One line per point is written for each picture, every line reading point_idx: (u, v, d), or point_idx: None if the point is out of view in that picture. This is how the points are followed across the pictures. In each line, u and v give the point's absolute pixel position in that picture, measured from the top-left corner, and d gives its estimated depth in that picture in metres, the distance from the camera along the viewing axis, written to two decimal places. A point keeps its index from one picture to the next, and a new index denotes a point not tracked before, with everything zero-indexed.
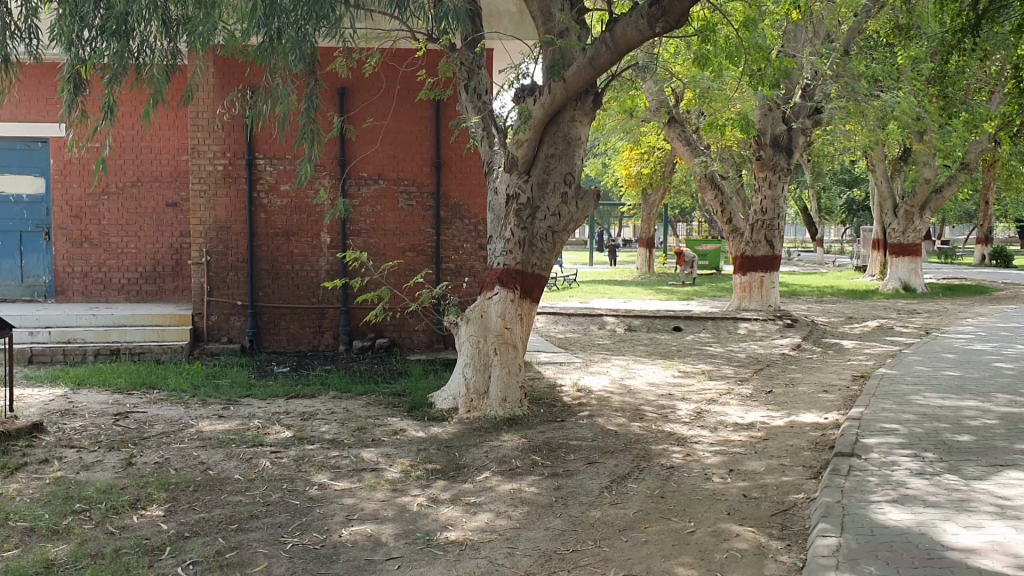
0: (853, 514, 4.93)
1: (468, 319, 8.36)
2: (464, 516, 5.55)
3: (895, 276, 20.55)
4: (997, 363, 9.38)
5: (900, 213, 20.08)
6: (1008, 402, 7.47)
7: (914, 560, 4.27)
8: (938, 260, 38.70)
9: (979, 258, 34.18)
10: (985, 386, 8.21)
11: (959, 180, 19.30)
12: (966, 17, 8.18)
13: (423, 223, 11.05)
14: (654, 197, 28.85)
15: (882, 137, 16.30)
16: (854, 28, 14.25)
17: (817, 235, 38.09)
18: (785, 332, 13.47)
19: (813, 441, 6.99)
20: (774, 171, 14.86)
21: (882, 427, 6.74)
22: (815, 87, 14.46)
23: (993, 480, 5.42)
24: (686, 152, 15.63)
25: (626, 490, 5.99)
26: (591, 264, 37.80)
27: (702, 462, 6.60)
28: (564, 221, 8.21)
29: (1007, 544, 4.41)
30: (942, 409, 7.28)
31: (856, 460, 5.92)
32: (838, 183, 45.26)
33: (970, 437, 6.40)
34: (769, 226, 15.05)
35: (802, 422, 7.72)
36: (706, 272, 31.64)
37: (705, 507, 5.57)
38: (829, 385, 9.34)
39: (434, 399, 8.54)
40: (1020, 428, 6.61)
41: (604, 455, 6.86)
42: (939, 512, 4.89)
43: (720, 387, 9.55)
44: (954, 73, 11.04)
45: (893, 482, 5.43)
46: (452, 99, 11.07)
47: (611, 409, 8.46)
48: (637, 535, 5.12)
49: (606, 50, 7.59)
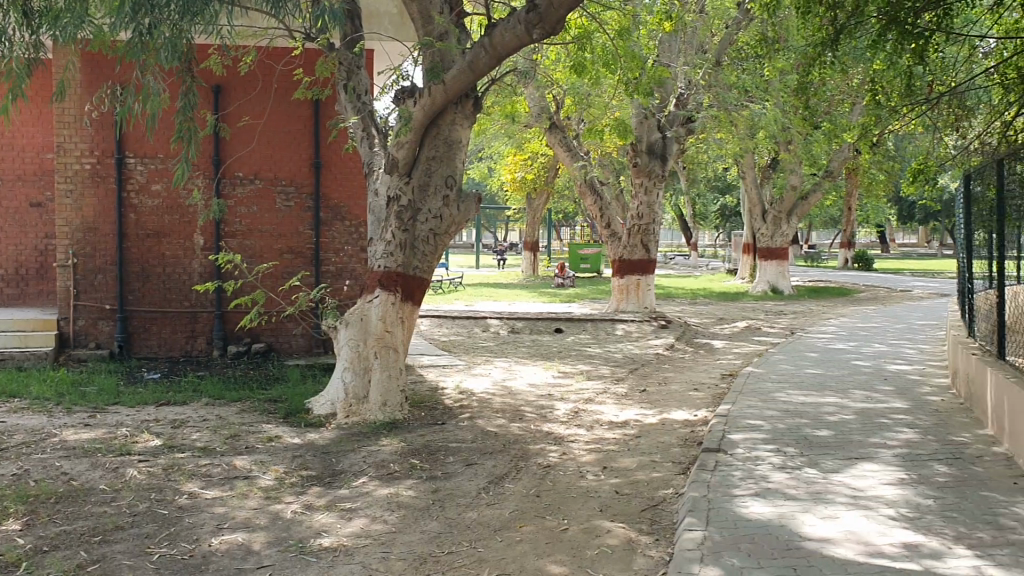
0: (718, 508, 5.11)
1: (347, 323, 8.28)
2: (339, 522, 5.49)
3: (764, 279, 21.34)
4: (855, 361, 9.86)
5: (769, 219, 20.87)
6: (864, 398, 7.86)
7: (773, 551, 4.47)
8: (803, 263, 40.45)
9: (842, 262, 35.83)
10: (844, 382, 8.61)
11: (823, 188, 20.16)
12: (825, 33, 8.48)
13: (302, 224, 10.87)
14: (538, 201, 29.08)
15: (752, 145, 16.90)
16: (725, 40, 14.77)
17: (693, 240, 39.20)
18: (660, 332, 13.82)
19: (684, 438, 7.20)
20: (650, 178, 15.07)
21: (748, 423, 7.00)
22: (689, 96, 14.90)
23: (848, 472, 5.70)
24: (566, 158, 15.91)
25: (502, 491, 6.03)
26: (477, 267, 37.91)
27: (577, 460, 6.71)
28: (445, 223, 8.22)
29: (860, 533, 4.66)
30: (803, 405, 7.60)
31: (722, 455, 6.13)
32: (713, 190, 46.69)
33: (828, 431, 6.71)
34: (645, 230, 15.34)
35: (673, 419, 7.94)
36: (588, 274, 31.96)
37: (578, 504, 5.67)
38: (700, 383, 9.64)
39: (311, 405, 8.42)
40: (874, 423, 6.97)
41: (482, 457, 6.90)
42: (798, 504, 5.12)
43: (597, 386, 9.73)
44: (817, 85, 11.49)
45: (756, 476, 5.65)
46: (330, 99, 10.96)
47: (490, 411, 8.50)
48: (512, 535, 5.17)
49: (484, 55, 7.65)
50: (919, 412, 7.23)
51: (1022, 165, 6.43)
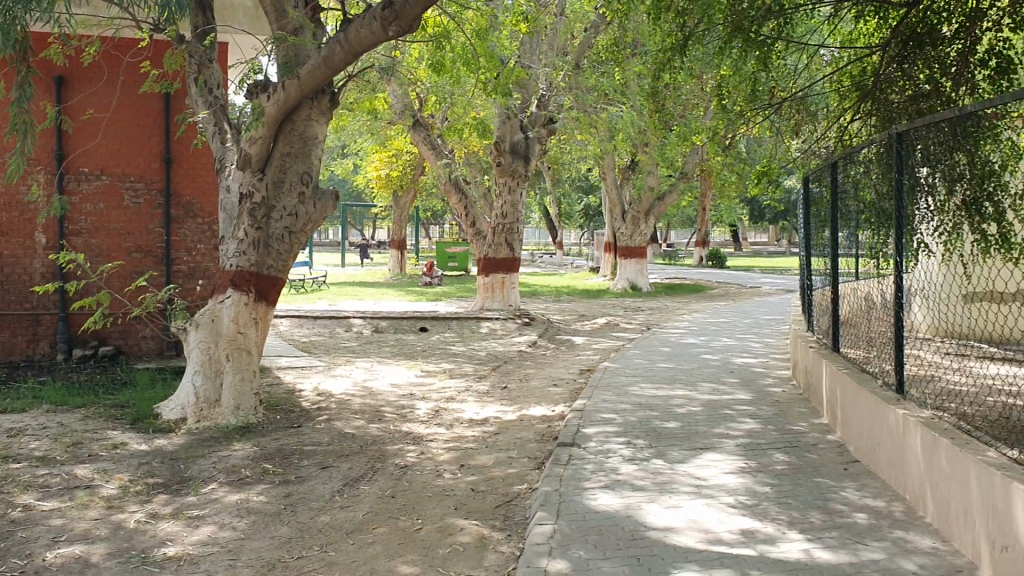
0: (568, 501, 5.21)
1: (198, 324, 8.02)
2: (185, 530, 5.31)
3: (624, 276, 21.90)
4: (705, 355, 10.24)
5: (628, 219, 21.36)
6: (712, 390, 8.17)
7: (619, 541, 4.59)
8: (662, 260, 41.66)
9: (698, 260, 37.13)
10: (694, 376, 8.93)
11: (679, 189, 20.84)
12: (674, 39, 8.73)
13: (152, 222, 10.46)
14: (404, 200, 28.93)
15: (611, 147, 17.31)
16: (584, 43, 15.05)
17: (558, 238, 39.83)
18: (523, 330, 13.98)
19: (540, 433, 7.30)
20: (513, 178, 15.11)
21: (601, 417, 7.16)
22: (550, 97, 15.14)
23: (693, 462, 5.90)
24: (430, 156, 15.88)
25: (356, 492, 5.97)
26: (343, 266, 37.41)
27: (434, 459, 6.71)
28: (301, 221, 8.07)
29: (701, 520, 4.83)
30: (654, 399, 7.83)
31: (575, 449, 6.25)
32: (577, 189, 47.57)
33: (677, 423, 6.94)
34: (510, 229, 15.46)
35: (531, 415, 8.04)
36: (455, 273, 32.02)
37: (432, 503, 5.67)
38: (559, 379, 9.80)
39: (160, 410, 8.12)
40: (719, 414, 7.25)
41: (338, 458, 6.81)
42: (645, 495, 5.28)
43: (458, 384, 9.76)
44: (669, 90, 11.88)
45: (606, 469, 5.79)
46: (181, 92, 10.60)
47: (349, 412, 8.40)
48: (365, 536, 5.12)
49: (339, 51, 7.54)
50: (761, 403, 7.57)
51: (853, 169, 6.80)
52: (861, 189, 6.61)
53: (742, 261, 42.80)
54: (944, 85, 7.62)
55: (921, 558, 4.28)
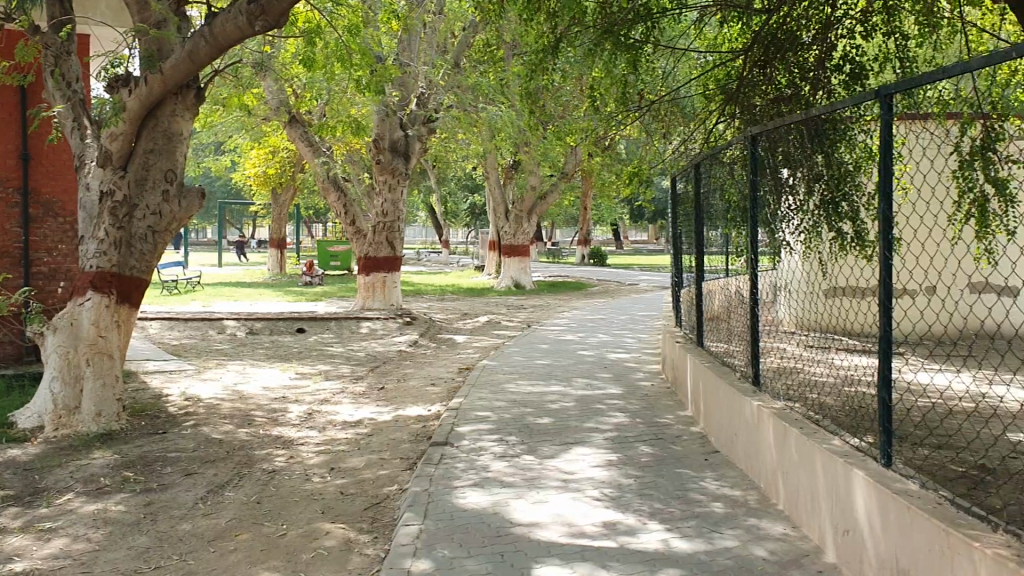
0: (437, 500, 5.21)
1: (56, 328, 7.62)
2: (34, 544, 5.07)
3: (507, 275, 22.08)
4: (582, 351, 10.41)
5: (512, 218, 21.40)
6: (585, 386, 8.31)
7: (484, 539, 4.61)
8: (547, 259, 42.11)
9: (581, 258, 37.69)
10: (569, 372, 9.05)
11: (560, 188, 21.11)
12: (546, 40, 8.72)
13: (9, 221, 9.92)
14: (284, 198, 28.39)
15: (492, 146, 17.39)
16: (462, 42, 15.07)
17: (443, 237, 39.80)
18: (403, 329, 13.90)
19: (414, 434, 7.27)
20: (394, 175, 15.01)
21: (475, 415, 7.19)
22: (429, 95, 15.11)
23: (562, 457, 5.98)
24: (307, 152, 15.62)
25: (221, 499, 5.82)
26: (222, 266, 36.45)
27: (304, 463, 6.60)
28: (165, 220, 7.84)
29: (566, 515, 4.90)
30: (528, 395, 7.90)
31: (447, 448, 6.25)
32: (462, 188, 47.63)
33: (549, 419, 7.02)
34: (391, 228, 15.34)
35: (406, 415, 8.01)
36: (338, 273, 31.59)
37: (299, 507, 5.58)
38: (436, 378, 9.79)
39: (15, 419, 7.71)
40: (591, 409, 7.37)
41: (203, 465, 6.62)
42: (512, 491, 5.32)
43: (334, 386, 9.63)
44: (545, 91, 12.01)
45: (476, 467, 5.81)
46: (37, 85, 10.14)
47: (218, 417, 8.18)
48: (227, 544, 5.00)
49: (204, 45, 7.33)
50: (632, 397, 7.74)
51: (719, 169, 6.97)
52: (725, 188, 6.79)
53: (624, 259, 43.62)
54: (803, 88, 7.76)
55: (771, 544, 4.46)
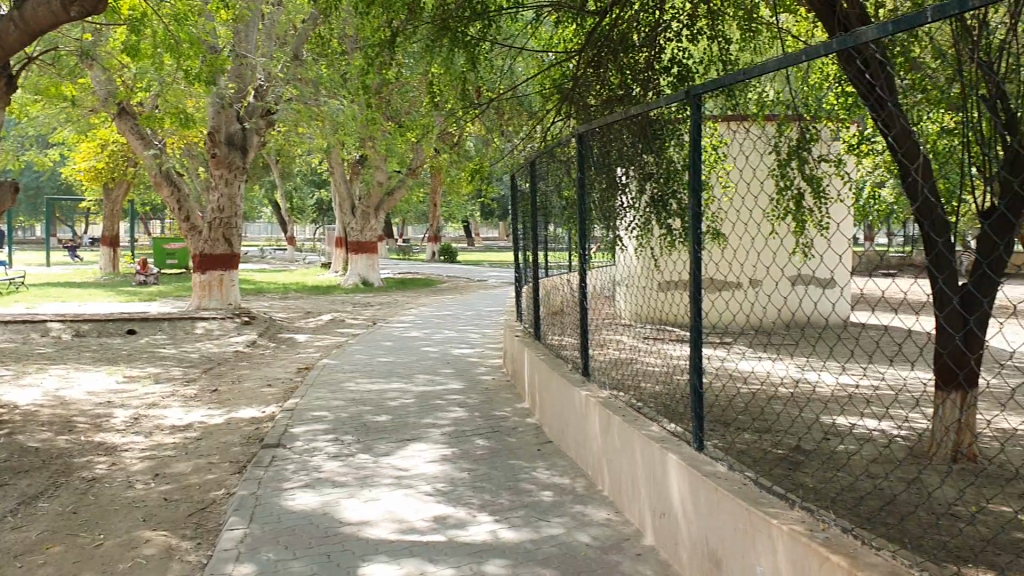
0: (264, 503, 5.09)
1: None
2: None
3: (354, 272, 21.92)
4: (424, 347, 10.41)
5: (358, 214, 21.17)
6: (425, 382, 8.31)
7: (311, 540, 4.54)
8: (396, 256, 41.89)
9: (431, 254, 37.71)
10: (410, 368, 9.04)
11: (407, 184, 21.05)
12: (382, 35, 8.64)
13: None
14: (117, 193, 27.12)
15: (335, 142, 17.17)
16: (301, 35, 14.80)
17: (290, 234, 38.98)
18: (242, 329, 13.52)
19: (246, 436, 7.09)
20: (231, 170, 14.59)
21: (311, 415, 7.07)
22: (269, 88, 14.77)
23: (397, 454, 5.96)
24: (137, 145, 14.96)
25: (32, 511, 5.50)
26: (51, 266, 34.47)
27: (127, 470, 6.32)
28: None
29: (397, 512, 4.89)
30: (367, 393, 7.84)
31: (279, 450, 6.12)
32: (309, 184, 46.75)
33: (386, 417, 6.99)
34: (227, 224, 14.77)
35: (240, 417, 7.79)
36: (177, 271, 30.42)
37: (119, 516, 5.34)
38: (273, 378, 9.58)
39: None
40: (429, 405, 7.38)
41: (16, 476, 6.24)
42: (343, 491, 5.26)
43: (165, 389, 9.27)
44: (384, 85, 11.95)
45: (308, 468, 5.71)
46: None
47: (35, 425, 7.73)
48: (36, 558, 4.73)
49: (14, 30, 6.89)
50: (471, 392, 7.79)
51: (554, 166, 7.08)
52: (561, 185, 6.90)
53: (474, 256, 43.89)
54: (635, 89, 8.01)
55: (594, 530, 4.57)
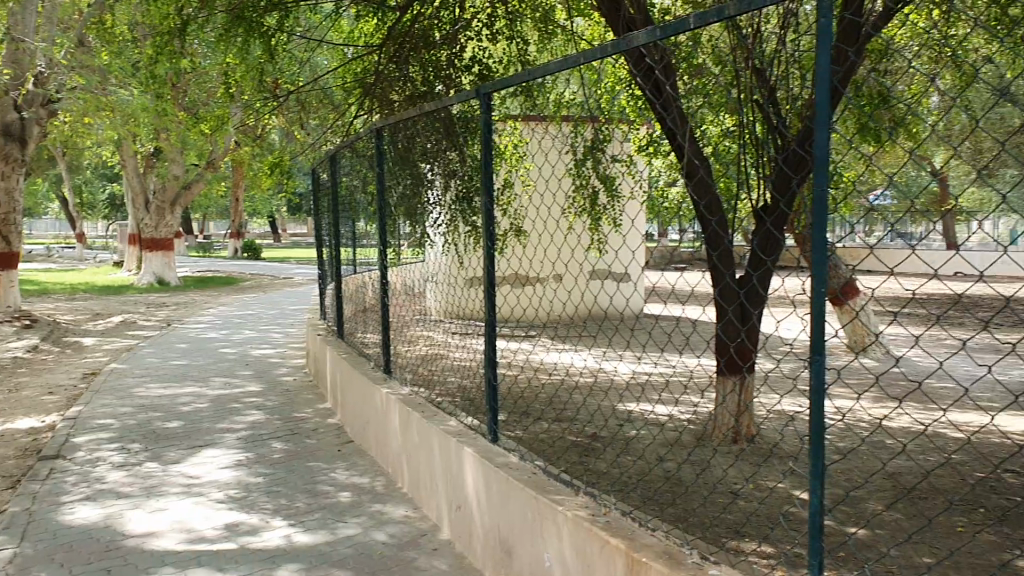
0: (39, 519, 4.76)
1: None
2: None
3: (149, 271, 20.92)
4: (222, 349, 10.05)
5: (153, 210, 20.19)
6: (222, 385, 8.02)
7: (90, 556, 4.28)
8: (198, 253, 40.26)
9: (235, 251, 36.49)
10: (206, 371, 8.70)
11: (206, 179, 20.26)
12: (172, 22, 8.24)
13: None
14: None
15: (124, 133, 16.27)
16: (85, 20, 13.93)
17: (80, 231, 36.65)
18: (21, 333, 12.57)
19: (22, 448, 6.60)
20: (7, 162, 13.54)
21: (96, 424, 6.67)
22: (49, 75, 13.81)
23: (189, 461, 5.73)
24: None
25: None
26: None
27: None
28: None
29: (186, 521, 4.69)
30: (159, 399, 7.48)
31: (59, 462, 5.74)
32: (102, 177, 44.13)
33: (179, 422, 6.69)
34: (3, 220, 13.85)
35: (15, 428, 7.25)
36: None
37: None
38: (55, 386, 8.96)
39: None
40: (226, 408, 7.14)
41: None
42: (129, 502, 5.00)
43: None
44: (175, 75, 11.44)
45: (90, 479, 5.39)
46: None
47: None
48: None
49: None
50: (270, 394, 7.59)
51: (354, 161, 6.96)
52: (361, 180, 6.79)
53: (281, 253, 41.46)
54: (437, 86, 8.03)
55: (391, 528, 4.56)
